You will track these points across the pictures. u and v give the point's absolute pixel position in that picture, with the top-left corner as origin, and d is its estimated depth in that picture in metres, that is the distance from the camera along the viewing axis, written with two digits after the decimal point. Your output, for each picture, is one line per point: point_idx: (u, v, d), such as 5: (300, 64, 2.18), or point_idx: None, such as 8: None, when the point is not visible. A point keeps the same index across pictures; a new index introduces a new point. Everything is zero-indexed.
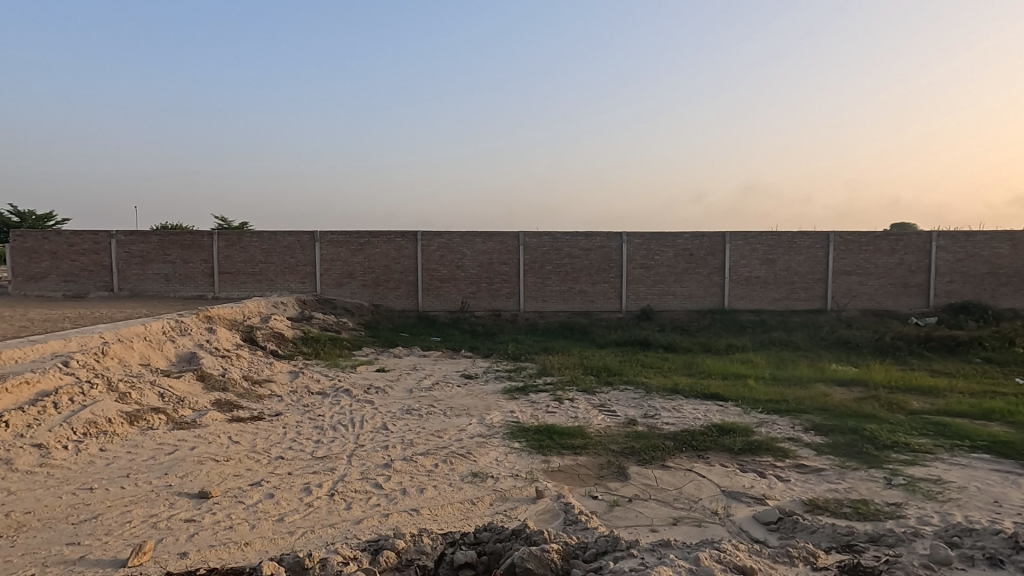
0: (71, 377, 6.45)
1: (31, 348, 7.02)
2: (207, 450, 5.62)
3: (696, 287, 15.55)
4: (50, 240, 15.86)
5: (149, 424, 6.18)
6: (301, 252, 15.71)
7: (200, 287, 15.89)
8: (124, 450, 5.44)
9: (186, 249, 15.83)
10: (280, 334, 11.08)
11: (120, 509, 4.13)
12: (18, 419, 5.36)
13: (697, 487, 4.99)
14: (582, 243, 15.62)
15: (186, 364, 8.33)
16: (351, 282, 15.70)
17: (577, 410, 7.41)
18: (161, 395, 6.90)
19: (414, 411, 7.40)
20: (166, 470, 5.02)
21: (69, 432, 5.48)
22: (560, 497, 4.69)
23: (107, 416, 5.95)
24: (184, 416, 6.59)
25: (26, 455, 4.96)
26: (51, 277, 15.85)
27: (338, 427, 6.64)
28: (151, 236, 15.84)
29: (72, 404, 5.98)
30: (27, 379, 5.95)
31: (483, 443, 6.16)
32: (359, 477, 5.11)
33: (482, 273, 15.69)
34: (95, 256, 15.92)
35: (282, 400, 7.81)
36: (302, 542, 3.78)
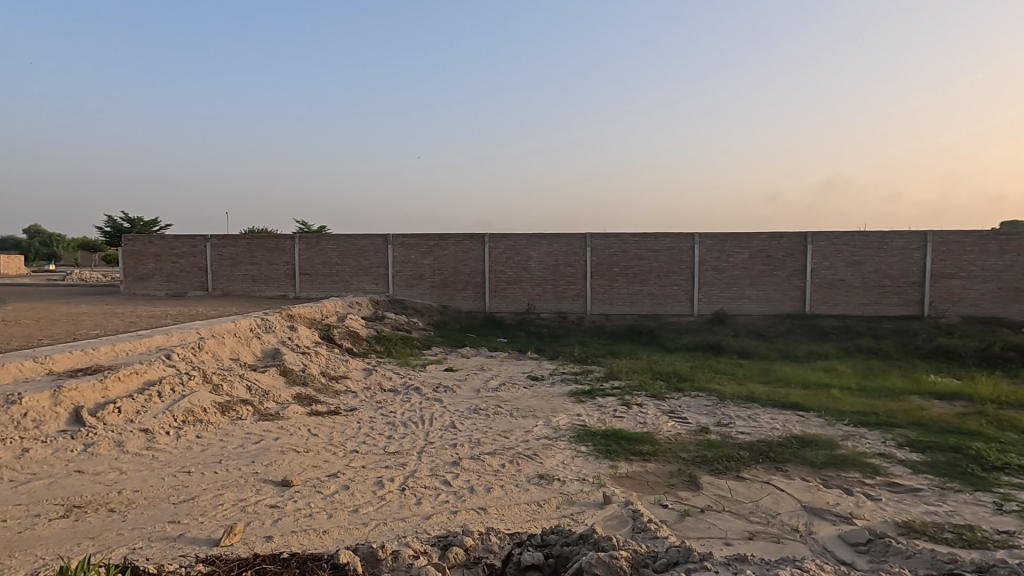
0: (172, 369, 7.05)
1: (139, 341, 7.77)
2: (289, 440, 5.97)
3: (774, 291, 14.78)
4: (155, 244, 17.47)
5: (239, 414, 6.64)
6: (374, 254, 16.38)
7: (283, 287, 16.91)
8: (217, 438, 5.88)
9: (271, 252, 16.92)
10: (355, 333, 11.59)
11: (214, 492, 4.47)
12: (128, 406, 5.94)
13: (775, 501, 4.73)
14: (651, 245, 15.27)
15: (269, 360, 8.89)
16: (421, 284, 16.17)
17: (646, 416, 7.24)
18: (249, 387, 7.40)
19: (481, 411, 7.50)
20: (253, 458, 5.38)
21: (171, 419, 6.00)
22: (628, 504, 4.60)
23: (203, 406, 6.45)
24: (269, 409, 7.03)
25: (136, 439, 5.48)
26: (155, 278, 17.46)
27: (409, 424, 6.85)
28: (240, 239, 17.06)
29: (173, 393, 6.55)
30: (136, 369, 6.59)
31: (550, 445, 6.16)
32: (429, 473, 5.25)
33: (548, 274, 15.68)
34: (192, 258, 17.35)
35: (357, 396, 8.16)
36: (376, 534, 3.93)
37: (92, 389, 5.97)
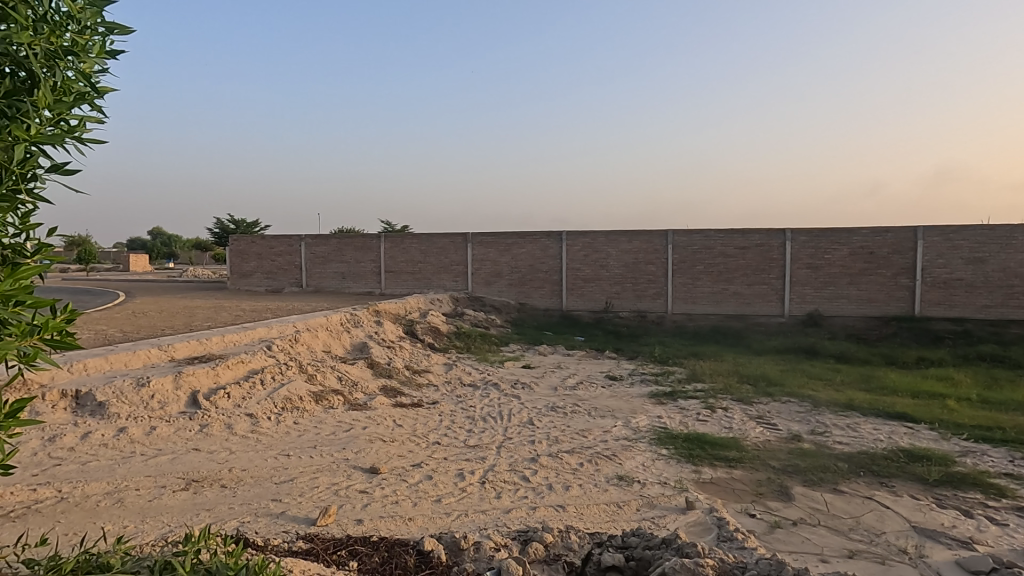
0: (272, 359, 7.64)
1: (245, 333, 8.49)
2: (377, 430, 6.28)
3: (877, 291, 13.62)
4: (257, 243, 18.97)
5: (331, 403, 7.07)
6: (454, 252, 16.84)
7: (368, 284, 17.77)
8: (312, 425, 6.29)
9: (358, 250, 17.84)
10: (436, 328, 11.97)
11: (310, 475, 4.79)
12: (236, 392, 6.51)
13: (879, 519, 4.37)
14: (737, 242, 14.56)
15: (358, 353, 9.38)
16: (499, 281, 16.40)
17: (732, 420, 6.92)
18: (340, 378, 7.85)
19: (559, 409, 7.50)
20: (344, 445, 5.71)
21: (272, 405, 6.50)
22: (712, 511, 4.43)
23: (299, 394, 6.93)
24: (357, 399, 7.43)
25: (243, 422, 5.99)
26: (257, 274, 18.95)
27: (488, 419, 6.98)
28: (331, 239, 18.13)
29: (274, 381, 7.09)
30: (242, 359, 7.21)
31: (629, 446, 6.05)
32: (508, 468, 5.32)
33: (627, 272, 15.38)
34: (289, 256, 18.65)
35: (438, 390, 8.43)
36: (458, 524, 4.04)
37: (206, 375, 6.59)
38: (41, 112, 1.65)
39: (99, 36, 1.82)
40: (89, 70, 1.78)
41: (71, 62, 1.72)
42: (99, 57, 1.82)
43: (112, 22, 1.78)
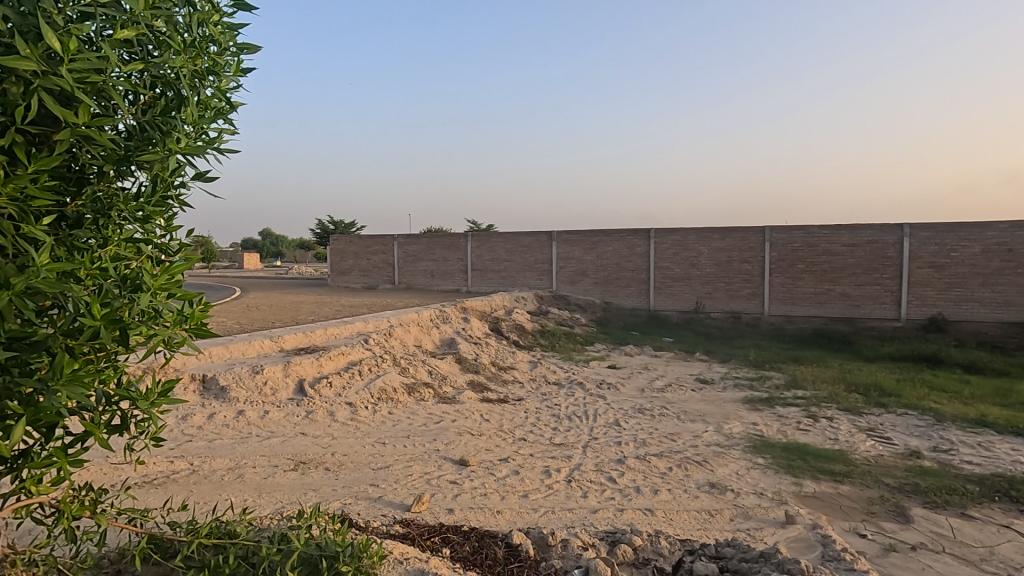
0: (369, 352, 8.10)
1: (344, 327, 9.07)
2: (465, 423, 6.47)
3: (1015, 293, 12.03)
4: (354, 243, 20.18)
5: (422, 395, 7.38)
6: (539, 250, 16.94)
7: (456, 282, 18.31)
8: (406, 415, 6.60)
9: (446, 249, 18.44)
10: (521, 326, 12.11)
11: (404, 464, 5.03)
12: (337, 381, 6.98)
13: (1018, 550, 3.87)
14: (844, 239, 13.45)
15: (447, 348, 9.71)
16: (583, 280, 16.28)
17: (838, 431, 6.41)
18: (431, 372, 8.17)
19: (647, 411, 7.33)
20: (435, 436, 5.94)
21: (369, 395, 6.90)
22: (816, 527, 4.13)
23: (393, 385, 7.29)
24: (447, 392, 7.69)
25: (343, 410, 6.41)
26: (354, 272, 20.15)
27: (573, 418, 6.96)
28: (421, 238, 18.88)
29: (370, 372, 7.51)
30: (342, 351, 7.72)
31: (722, 453, 5.79)
32: (594, 468, 5.28)
33: (719, 271, 14.70)
34: (383, 255, 19.66)
35: (524, 387, 8.52)
36: (545, 520, 4.08)
37: (311, 365, 7.12)
38: (188, 125, 1.88)
39: (233, 55, 2.04)
40: (225, 87, 2.01)
41: (211, 80, 1.95)
42: (235, 75, 2.05)
43: (245, 43, 2.00)
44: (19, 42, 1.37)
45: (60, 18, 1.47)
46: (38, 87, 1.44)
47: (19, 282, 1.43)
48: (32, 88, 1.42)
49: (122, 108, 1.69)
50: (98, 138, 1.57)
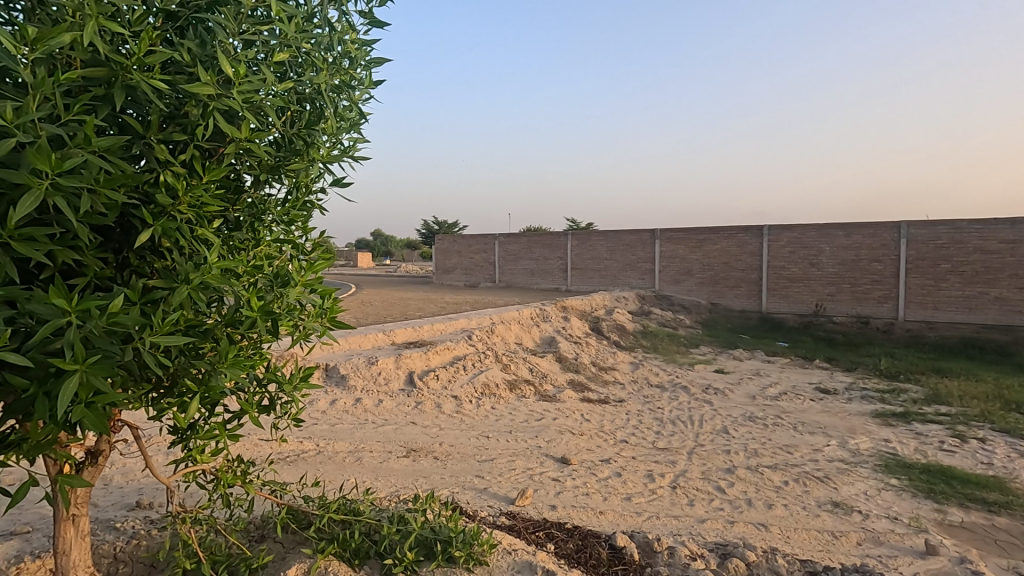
0: (472, 348, 8.39)
1: (450, 323, 9.47)
2: (566, 422, 6.48)
3: None
4: (457, 242, 20.95)
5: (523, 392, 7.50)
6: (641, 249, 16.53)
7: (555, 281, 18.37)
8: (508, 411, 6.75)
9: (546, 248, 18.56)
10: (622, 326, 11.88)
11: (507, 458, 5.15)
12: (443, 375, 7.31)
13: None
14: (1001, 235, 11.72)
15: (547, 346, 9.79)
16: (688, 279, 15.63)
17: (993, 455, 5.61)
18: (531, 369, 8.27)
19: (759, 420, 6.88)
20: (537, 432, 6.01)
21: (473, 390, 7.14)
22: (965, 561, 3.65)
23: (496, 381, 7.48)
24: (547, 390, 7.75)
25: (449, 403, 6.70)
26: (457, 271, 20.92)
27: (678, 423, 6.71)
28: (521, 237, 19.16)
29: (474, 367, 7.77)
30: (448, 346, 8.06)
31: (847, 470, 5.29)
32: (701, 476, 5.06)
33: (843, 271, 13.43)
34: (484, 254, 20.22)
35: (625, 388, 8.35)
36: (649, 525, 3.97)
37: (419, 358, 7.52)
38: (327, 137, 2.08)
39: (366, 70, 2.21)
40: (359, 100, 2.18)
41: (347, 94, 2.13)
42: (368, 87, 2.21)
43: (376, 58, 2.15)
44: (200, 69, 1.59)
45: (231, 47, 1.69)
46: (212, 107, 1.66)
47: (197, 278, 1.65)
48: (208, 110, 1.64)
49: (275, 123, 1.89)
50: (256, 150, 1.78)
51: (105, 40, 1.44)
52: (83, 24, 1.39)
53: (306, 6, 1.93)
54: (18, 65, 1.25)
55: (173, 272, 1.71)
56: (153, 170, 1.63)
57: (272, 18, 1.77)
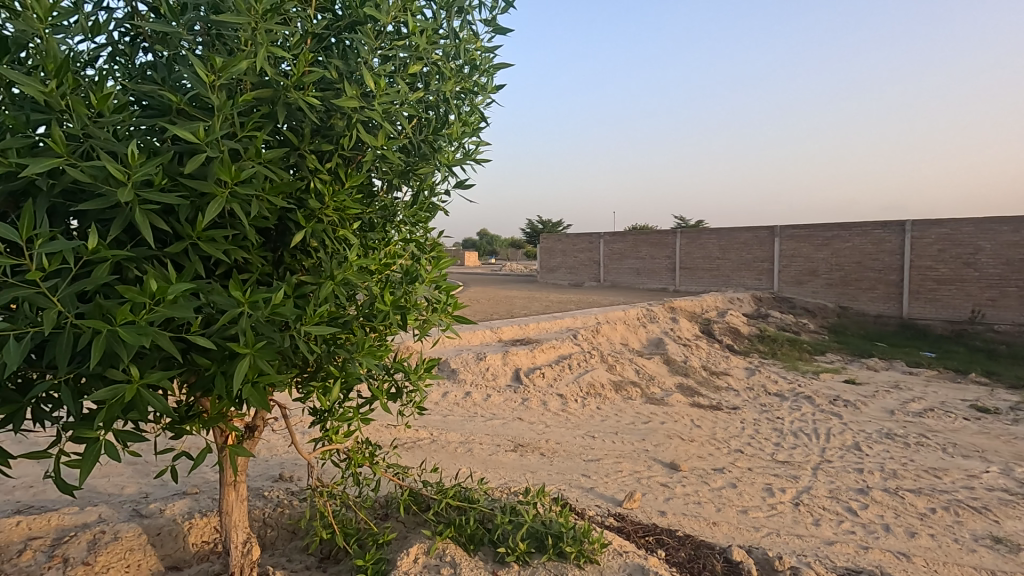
0: (577, 347, 8.39)
1: (555, 322, 9.55)
2: (675, 426, 6.26)
3: None
4: (562, 241, 21.01)
5: (629, 394, 7.34)
6: (759, 248, 15.50)
7: (663, 281, 17.77)
8: (614, 412, 6.66)
9: (653, 247, 18.01)
10: (736, 329, 11.21)
11: (614, 459, 5.08)
12: (549, 372, 7.38)
13: None
14: None
15: (654, 348, 9.51)
16: (813, 281, 14.40)
17: None
18: (638, 371, 8.08)
19: (899, 438, 6.17)
20: (644, 436, 5.87)
21: (578, 389, 7.13)
22: None
23: (601, 381, 7.41)
24: (655, 393, 7.53)
25: (555, 401, 6.75)
26: (561, 270, 20.99)
27: (800, 435, 6.21)
28: (627, 235, 18.76)
29: (579, 366, 7.76)
30: (553, 344, 8.14)
31: (1012, 502, 4.58)
32: (828, 495, 4.64)
33: (1007, 273, 11.62)
34: (589, 253, 20.08)
35: (740, 395, 7.88)
36: (768, 542, 3.72)
37: (526, 356, 7.67)
38: (452, 142, 2.19)
39: (487, 76, 2.30)
40: (480, 105, 2.28)
41: (470, 100, 2.23)
42: (490, 92, 2.30)
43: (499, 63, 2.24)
44: (346, 85, 1.76)
45: (371, 63, 1.85)
46: (355, 119, 1.83)
47: (341, 274, 1.82)
48: (353, 122, 1.81)
49: (406, 131, 2.04)
50: (391, 157, 1.93)
51: (270, 64, 1.63)
52: (255, 51, 1.59)
53: (435, 20, 2.06)
54: (207, 90, 1.46)
55: (319, 268, 1.89)
56: (304, 178, 1.82)
57: (408, 34, 1.91)
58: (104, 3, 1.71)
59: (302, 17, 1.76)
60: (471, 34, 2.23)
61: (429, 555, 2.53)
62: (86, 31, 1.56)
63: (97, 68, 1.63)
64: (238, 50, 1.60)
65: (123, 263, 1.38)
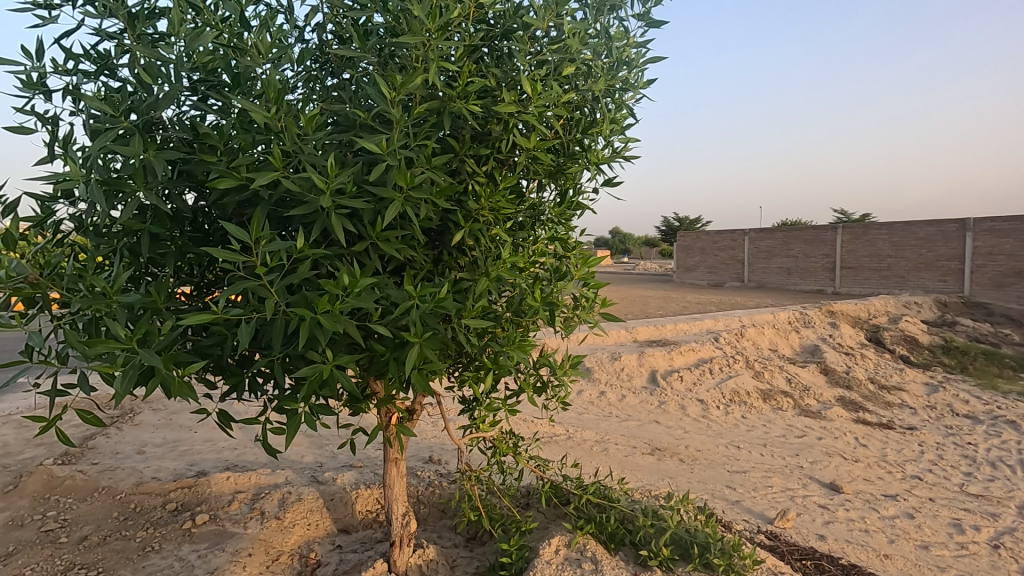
0: (719, 351, 7.93)
1: (695, 324, 9.14)
2: (835, 443, 5.62)
3: None
4: (701, 239, 19.96)
5: (780, 404, 6.75)
6: (944, 244, 13.41)
7: (820, 282, 16.02)
8: (761, 422, 6.17)
9: (808, 244, 16.35)
10: (913, 338, 9.75)
11: (762, 473, 4.71)
12: (688, 376, 7.07)
13: None
14: None
15: (809, 356, 8.64)
16: (1018, 283, 12.09)
17: None
18: (790, 380, 7.40)
19: None
20: (798, 451, 5.36)
21: (721, 395, 6.72)
22: None
23: (747, 389, 6.90)
24: (810, 405, 6.83)
25: (695, 406, 6.45)
26: (700, 269, 19.94)
27: (1001, 466, 5.23)
28: (777, 232, 17.24)
29: (722, 371, 7.31)
30: (693, 347, 7.80)
31: None
32: None
33: None
34: (731, 251, 18.83)
35: (918, 414, 6.83)
36: None
37: (663, 358, 7.43)
38: (601, 140, 2.19)
39: (638, 72, 2.27)
40: (630, 101, 2.25)
41: (619, 96, 2.23)
42: (641, 88, 2.27)
43: (652, 57, 2.20)
44: (504, 91, 1.86)
45: (526, 68, 1.94)
46: (510, 124, 1.93)
47: (495, 271, 1.92)
48: (510, 126, 1.91)
49: (557, 131, 2.09)
50: (542, 158, 1.99)
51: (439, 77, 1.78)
52: (426, 66, 1.74)
53: (587, 20, 2.09)
54: (388, 105, 1.63)
55: (475, 266, 2.01)
56: (464, 181, 1.95)
57: (563, 37, 1.97)
58: (303, 36, 1.99)
59: (464, 32, 1.89)
60: (621, 31, 2.23)
61: (570, 548, 2.56)
62: (291, 62, 1.82)
63: (298, 92, 1.90)
64: (411, 67, 1.77)
65: (320, 260, 1.59)
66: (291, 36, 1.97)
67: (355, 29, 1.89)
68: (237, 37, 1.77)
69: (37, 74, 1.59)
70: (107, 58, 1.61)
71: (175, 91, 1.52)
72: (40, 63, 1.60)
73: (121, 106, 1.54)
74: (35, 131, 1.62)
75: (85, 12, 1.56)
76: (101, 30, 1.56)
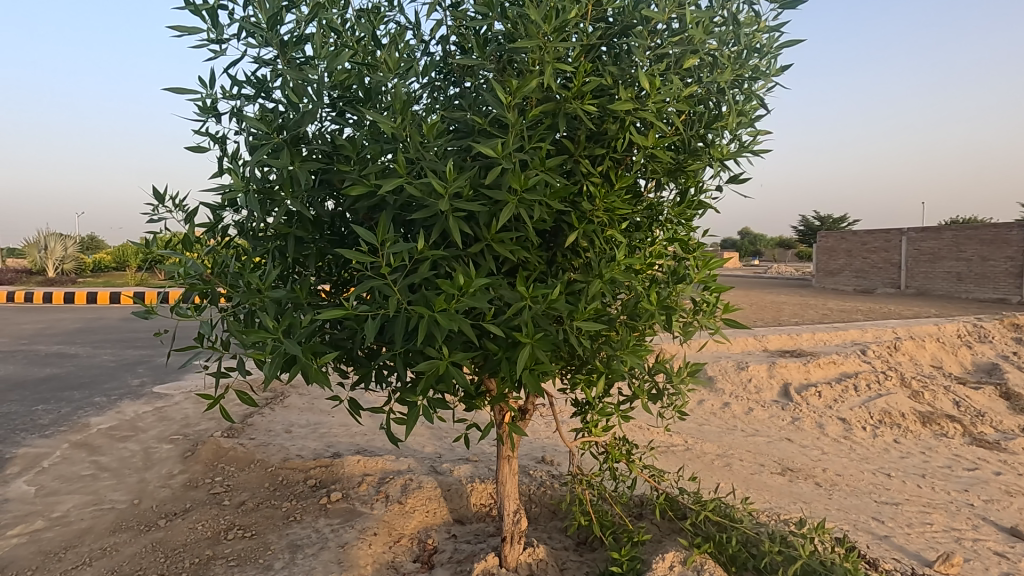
0: (867, 366, 7.08)
1: (837, 335, 8.28)
2: (1019, 481, 4.71)
3: None
4: (847, 240, 17.96)
5: (944, 430, 5.81)
6: None
7: (1002, 289, 13.60)
8: (918, 449, 5.37)
9: (986, 245, 13.99)
10: None
11: (919, 507, 4.11)
12: (828, 392, 6.40)
13: None
14: None
15: (985, 376, 7.38)
16: None
17: None
18: (957, 403, 6.37)
19: None
20: (968, 486, 4.59)
21: (867, 415, 5.98)
22: None
23: (901, 410, 6.06)
24: (985, 434, 5.79)
25: (835, 425, 5.81)
26: (845, 273, 17.96)
27: None
28: (944, 232, 14.97)
29: (869, 388, 6.51)
30: (834, 360, 7.06)
31: None
32: None
33: None
34: (885, 253, 16.71)
35: None
36: None
37: (797, 369, 6.82)
38: (726, 135, 2.06)
39: (770, 59, 2.11)
40: (760, 91, 2.10)
41: (748, 87, 2.08)
42: (773, 74, 2.10)
43: (785, 41, 2.03)
44: (621, 89, 1.82)
45: (645, 64, 1.89)
46: (627, 122, 1.89)
47: (608, 273, 1.87)
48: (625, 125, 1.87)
49: (676, 128, 2.00)
50: (660, 155, 1.92)
51: (555, 79, 1.79)
52: (542, 69, 1.76)
53: (711, 9, 1.98)
54: (504, 109, 1.68)
55: (588, 267, 1.99)
56: (578, 182, 1.94)
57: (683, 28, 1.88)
58: (428, 49, 2.10)
59: (582, 32, 1.89)
60: (751, 17, 2.08)
61: (686, 565, 2.43)
62: (416, 74, 1.93)
63: (422, 103, 2.01)
64: (528, 70, 1.79)
65: (439, 260, 1.67)
66: (417, 50, 2.10)
67: (476, 38, 1.96)
68: (370, 54, 1.91)
69: (210, 99, 1.85)
70: (263, 82, 1.82)
71: (318, 108, 1.68)
72: (212, 90, 1.85)
73: (274, 125, 1.74)
74: (209, 150, 1.89)
75: (248, 43, 1.78)
76: (260, 58, 1.77)
